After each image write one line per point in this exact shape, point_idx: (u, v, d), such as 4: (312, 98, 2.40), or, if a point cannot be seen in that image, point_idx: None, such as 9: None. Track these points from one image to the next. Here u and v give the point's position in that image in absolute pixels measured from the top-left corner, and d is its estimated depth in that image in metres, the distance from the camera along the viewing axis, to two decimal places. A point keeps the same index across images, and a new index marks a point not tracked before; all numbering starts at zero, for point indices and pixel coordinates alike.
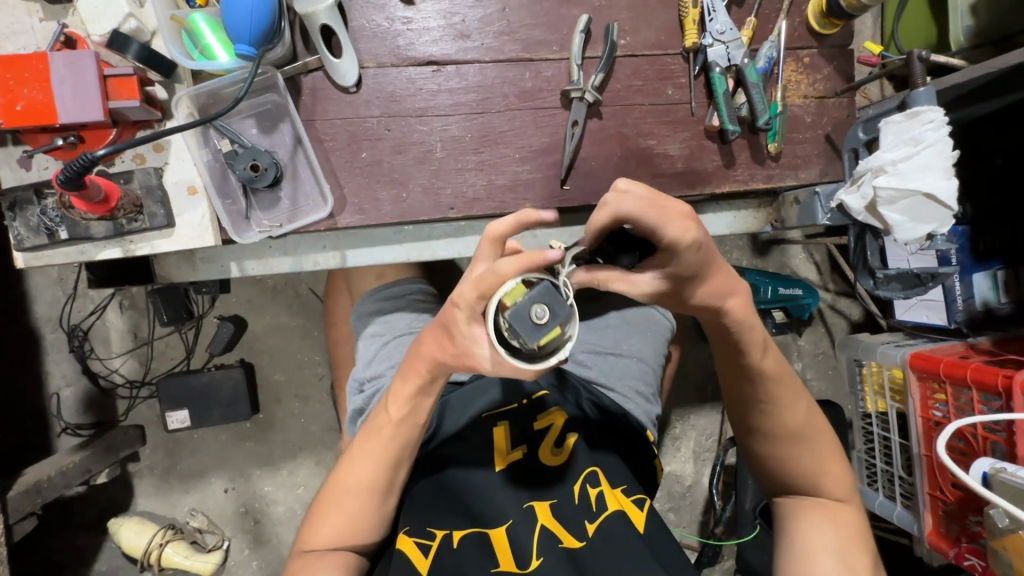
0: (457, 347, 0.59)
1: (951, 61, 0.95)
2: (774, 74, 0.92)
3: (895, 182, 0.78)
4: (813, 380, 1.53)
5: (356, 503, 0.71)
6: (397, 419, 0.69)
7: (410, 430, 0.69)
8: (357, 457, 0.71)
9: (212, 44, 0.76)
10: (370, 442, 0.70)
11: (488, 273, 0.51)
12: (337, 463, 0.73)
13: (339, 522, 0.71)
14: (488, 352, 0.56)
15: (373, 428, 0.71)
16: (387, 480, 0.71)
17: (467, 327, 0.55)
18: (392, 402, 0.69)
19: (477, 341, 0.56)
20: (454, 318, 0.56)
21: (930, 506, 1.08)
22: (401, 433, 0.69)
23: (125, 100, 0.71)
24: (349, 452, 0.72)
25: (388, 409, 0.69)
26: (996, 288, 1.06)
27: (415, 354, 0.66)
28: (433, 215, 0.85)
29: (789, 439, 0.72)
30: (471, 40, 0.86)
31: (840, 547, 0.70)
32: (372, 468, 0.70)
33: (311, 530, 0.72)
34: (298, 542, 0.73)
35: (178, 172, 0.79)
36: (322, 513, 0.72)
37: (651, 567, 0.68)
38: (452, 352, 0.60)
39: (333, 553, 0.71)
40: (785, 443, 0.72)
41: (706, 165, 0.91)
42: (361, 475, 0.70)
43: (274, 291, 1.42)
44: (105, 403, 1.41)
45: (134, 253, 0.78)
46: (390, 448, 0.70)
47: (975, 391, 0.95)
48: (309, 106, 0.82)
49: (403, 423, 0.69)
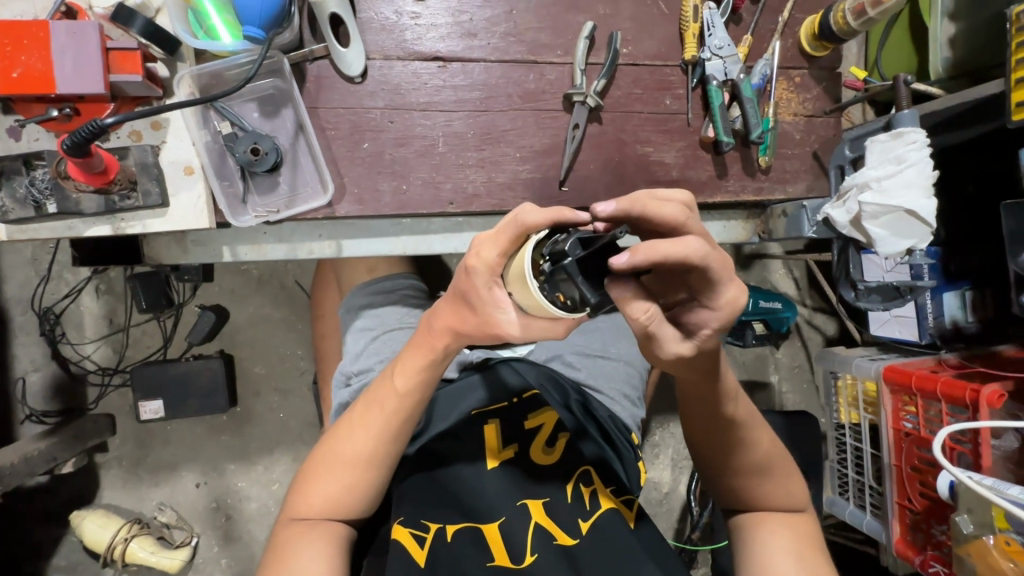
0: (479, 316, 0.60)
1: (931, 89, 0.99)
2: (767, 91, 0.95)
3: (880, 198, 0.82)
4: (788, 393, 1.58)
5: (353, 475, 0.69)
6: (404, 391, 0.68)
7: (416, 403, 0.68)
8: (357, 426, 0.69)
9: (218, 24, 0.76)
10: (371, 413, 0.68)
11: (515, 219, 0.53)
12: (332, 435, 0.71)
13: (332, 493, 0.69)
14: (513, 316, 0.58)
15: (376, 396, 0.69)
16: (386, 455, 0.69)
17: (489, 292, 0.57)
18: (399, 372, 0.67)
19: (501, 306, 0.58)
20: (474, 286, 0.57)
21: (899, 516, 1.11)
22: (404, 406, 0.68)
23: (128, 74, 0.70)
24: (347, 423, 0.70)
25: (394, 379, 0.68)
26: (964, 308, 1.11)
27: (428, 328, 0.66)
28: (432, 209, 0.86)
29: (756, 463, 0.72)
30: (478, 39, 0.87)
31: (796, 549, 0.72)
32: (371, 438, 0.68)
33: (303, 499, 0.69)
34: (288, 511, 0.71)
35: (175, 151, 0.77)
36: (315, 483, 0.69)
37: (644, 563, 0.69)
38: (472, 323, 0.61)
39: (326, 522, 0.69)
40: (744, 472, 0.72)
41: (700, 175, 0.94)
42: (361, 447, 0.68)
43: (260, 281, 1.40)
44: (74, 390, 1.36)
45: (124, 231, 0.76)
46: (392, 421, 0.68)
47: (944, 403, 0.99)
48: (313, 94, 0.82)
49: (408, 395, 0.67)
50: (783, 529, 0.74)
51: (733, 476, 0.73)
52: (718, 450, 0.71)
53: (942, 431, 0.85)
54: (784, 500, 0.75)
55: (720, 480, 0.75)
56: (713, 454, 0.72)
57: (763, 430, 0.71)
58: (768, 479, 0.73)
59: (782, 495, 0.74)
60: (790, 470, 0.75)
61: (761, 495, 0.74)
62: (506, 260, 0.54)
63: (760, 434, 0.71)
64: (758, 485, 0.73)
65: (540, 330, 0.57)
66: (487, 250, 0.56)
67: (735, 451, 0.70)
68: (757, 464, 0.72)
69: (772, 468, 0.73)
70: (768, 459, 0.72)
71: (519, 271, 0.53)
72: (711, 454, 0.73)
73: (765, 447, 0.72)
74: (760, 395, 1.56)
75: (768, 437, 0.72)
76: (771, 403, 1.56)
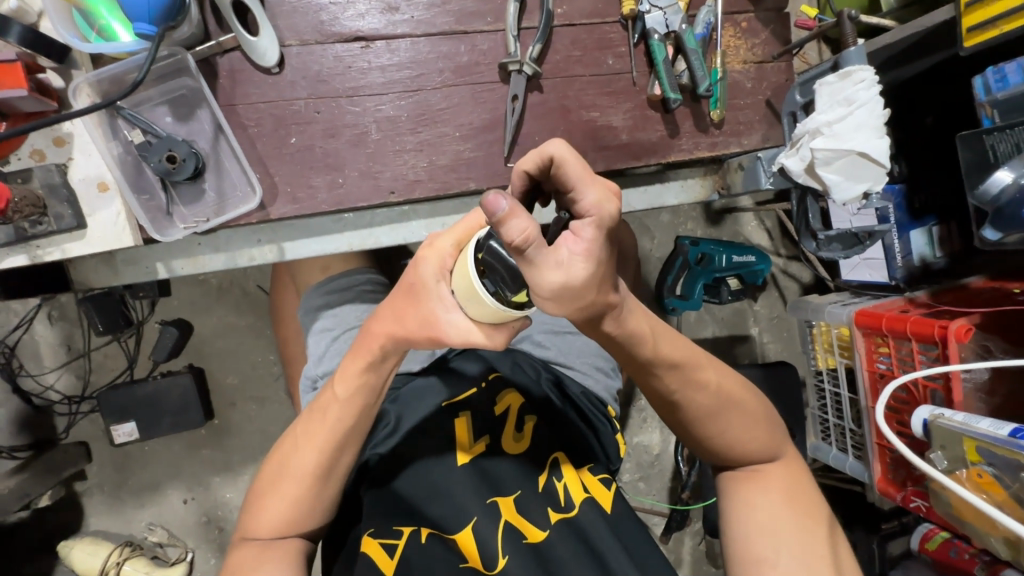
0: (418, 313, 0.57)
1: (883, 21, 0.96)
2: (713, 39, 0.91)
3: (831, 143, 0.79)
4: (769, 344, 1.58)
5: (301, 489, 0.66)
6: (344, 398, 0.65)
7: (357, 412, 0.65)
8: (303, 439, 0.67)
9: (113, 24, 0.71)
10: (316, 423, 0.66)
11: (471, 218, 0.55)
12: (281, 448, 0.69)
13: (282, 508, 0.67)
14: (456, 318, 0.55)
15: (321, 406, 0.67)
16: (332, 466, 0.66)
17: (435, 287, 0.55)
18: (339, 379, 0.65)
19: (444, 303, 0.55)
20: (422, 277, 0.55)
21: (879, 456, 1.12)
22: (347, 415, 0.65)
23: (10, 88, 0.64)
24: (293, 435, 0.68)
25: (334, 387, 0.65)
26: (931, 244, 1.10)
27: (368, 332, 0.62)
28: (373, 200, 0.81)
29: (711, 412, 0.67)
30: (400, 13, 0.81)
31: (783, 514, 0.69)
32: (316, 450, 0.66)
33: (254, 520, 0.68)
34: (241, 532, 0.69)
35: (85, 168, 0.72)
36: (265, 499, 0.68)
37: (619, 562, 0.68)
38: (412, 321, 0.58)
39: (279, 542, 0.68)
40: (700, 422, 0.68)
41: (651, 136, 0.90)
42: (307, 459, 0.66)
43: (219, 290, 1.35)
44: (41, 422, 1.32)
45: (42, 259, 0.72)
46: (336, 431, 0.65)
47: (915, 342, 0.99)
48: (228, 90, 0.77)
49: (349, 403, 0.64)
50: (768, 495, 0.70)
51: (695, 428, 0.69)
52: (664, 401, 0.66)
53: (893, 383, 0.87)
54: (755, 449, 0.71)
55: (681, 432, 0.71)
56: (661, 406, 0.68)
57: (711, 371, 0.66)
58: (725, 426, 0.69)
59: (752, 446, 0.71)
60: (754, 415, 0.71)
61: (729, 444, 0.70)
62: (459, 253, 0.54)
63: (708, 371, 0.65)
64: (718, 436, 0.70)
65: (482, 334, 0.54)
66: (442, 240, 0.55)
67: (683, 401, 0.65)
68: (713, 410, 0.67)
69: (732, 409, 0.68)
70: (722, 405, 0.68)
71: (465, 280, 0.51)
72: (660, 403, 0.69)
73: (717, 391, 0.66)
74: (741, 349, 1.56)
75: (717, 375, 0.66)
76: (752, 355, 1.57)
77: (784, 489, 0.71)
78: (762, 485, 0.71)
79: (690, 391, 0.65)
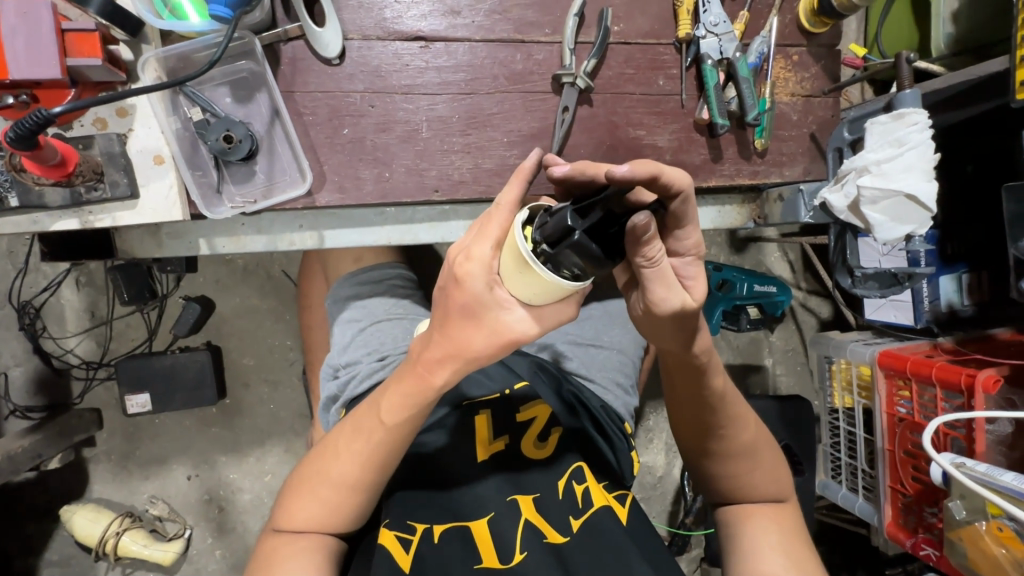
0: (482, 332, 0.55)
1: (931, 66, 0.98)
2: (764, 70, 0.92)
3: (879, 181, 0.79)
4: (782, 376, 1.57)
5: (338, 496, 0.67)
6: (392, 423, 0.64)
7: (406, 431, 0.65)
8: (343, 451, 0.66)
9: (184, 3, 0.71)
10: (358, 439, 0.65)
11: (497, 213, 0.53)
12: (319, 450, 0.69)
13: (317, 511, 0.67)
14: (522, 315, 0.55)
15: (360, 422, 0.66)
16: (374, 478, 0.67)
17: (492, 295, 0.54)
18: (384, 404, 0.63)
19: (505, 307, 0.54)
20: (473, 293, 0.54)
21: (891, 500, 1.11)
22: (394, 436, 0.64)
23: (86, 57, 0.65)
24: (333, 442, 0.68)
25: (380, 411, 0.64)
26: (960, 291, 1.09)
27: (418, 361, 0.60)
28: (417, 197, 0.82)
29: (743, 446, 0.71)
30: (462, 17, 0.83)
31: (782, 540, 0.70)
32: (360, 465, 0.66)
33: (287, 515, 0.68)
34: (272, 523, 0.70)
35: (143, 140, 0.74)
36: (300, 498, 0.68)
37: (639, 566, 0.67)
38: (471, 343, 0.56)
39: (307, 538, 0.68)
40: (732, 458, 0.71)
41: (694, 159, 0.91)
42: (348, 472, 0.66)
43: (245, 271, 1.36)
44: (58, 385, 1.33)
45: (92, 225, 0.73)
46: (381, 449, 0.65)
47: (939, 388, 0.98)
48: (288, 77, 0.78)
49: (397, 428, 0.64)
50: (768, 523, 0.71)
51: (706, 457, 0.72)
52: (701, 425, 0.69)
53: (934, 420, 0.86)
54: (769, 489, 0.73)
55: (703, 467, 0.74)
56: (697, 430, 0.70)
57: (747, 410, 0.71)
58: (750, 466, 0.72)
59: (763, 487, 0.73)
60: (774, 458, 0.74)
61: (747, 480, 0.72)
62: (503, 253, 0.52)
63: (742, 421, 0.70)
64: (738, 475, 0.72)
65: (554, 316, 0.55)
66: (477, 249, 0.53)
67: (726, 433, 0.69)
68: (744, 445, 0.71)
69: (758, 452, 0.72)
70: (756, 444, 0.72)
71: (519, 272, 0.51)
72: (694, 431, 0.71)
73: (749, 433, 0.71)
74: (754, 379, 1.56)
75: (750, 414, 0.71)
76: (764, 387, 1.56)
77: (774, 521, 0.72)
78: (764, 516, 0.72)
79: (732, 427, 0.69)
